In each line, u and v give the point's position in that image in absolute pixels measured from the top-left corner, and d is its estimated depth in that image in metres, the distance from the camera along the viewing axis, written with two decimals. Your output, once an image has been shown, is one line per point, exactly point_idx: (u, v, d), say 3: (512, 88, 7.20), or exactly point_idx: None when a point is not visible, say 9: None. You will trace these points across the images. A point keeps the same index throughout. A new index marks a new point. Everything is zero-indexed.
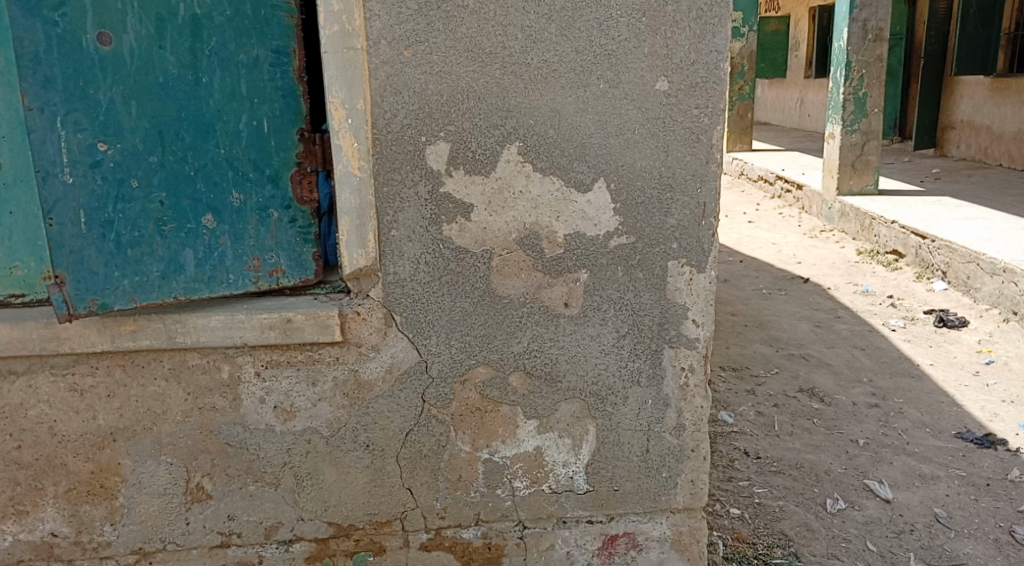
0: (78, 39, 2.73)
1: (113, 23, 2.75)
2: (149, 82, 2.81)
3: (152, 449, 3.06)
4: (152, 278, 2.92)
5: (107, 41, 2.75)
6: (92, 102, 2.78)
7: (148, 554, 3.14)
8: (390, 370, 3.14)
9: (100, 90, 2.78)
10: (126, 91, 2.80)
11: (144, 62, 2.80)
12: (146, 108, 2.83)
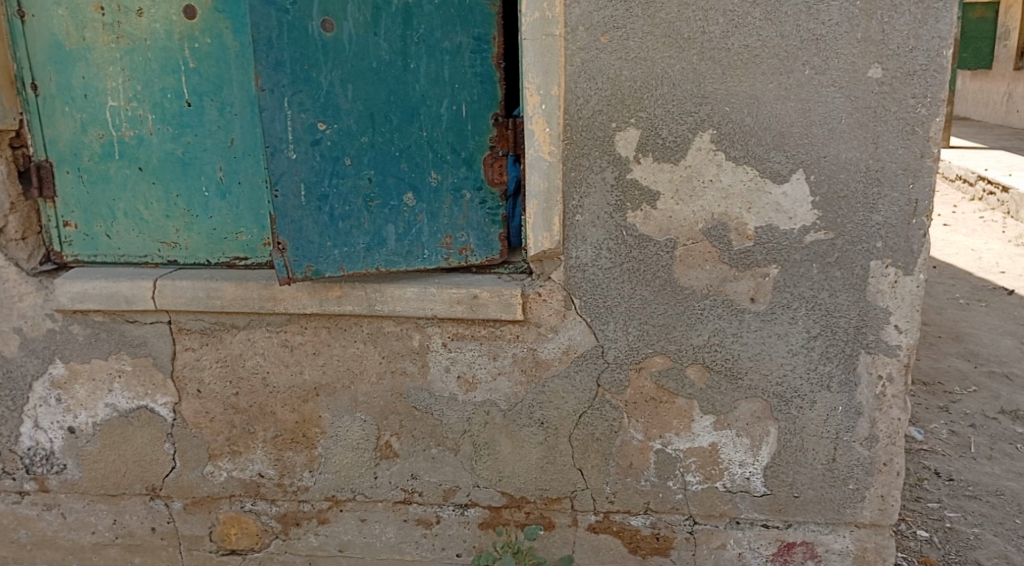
0: (305, 26, 2.96)
1: (336, 12, 2.96)
2: (364, 67, 3.02)
3: (349, 406, 3.31)
4: (358, 249, 3.15)
5: (330, 28, 2.97)
6: (315, 85, 3.01)
7: (340, 502, 3.39)
8: (567, 352, 3.21)
9: (322, 74, 3.00)
10: (344, 74, 3.01)
11: (360, 48, 3.00)
12: (360, 91, 3.04)
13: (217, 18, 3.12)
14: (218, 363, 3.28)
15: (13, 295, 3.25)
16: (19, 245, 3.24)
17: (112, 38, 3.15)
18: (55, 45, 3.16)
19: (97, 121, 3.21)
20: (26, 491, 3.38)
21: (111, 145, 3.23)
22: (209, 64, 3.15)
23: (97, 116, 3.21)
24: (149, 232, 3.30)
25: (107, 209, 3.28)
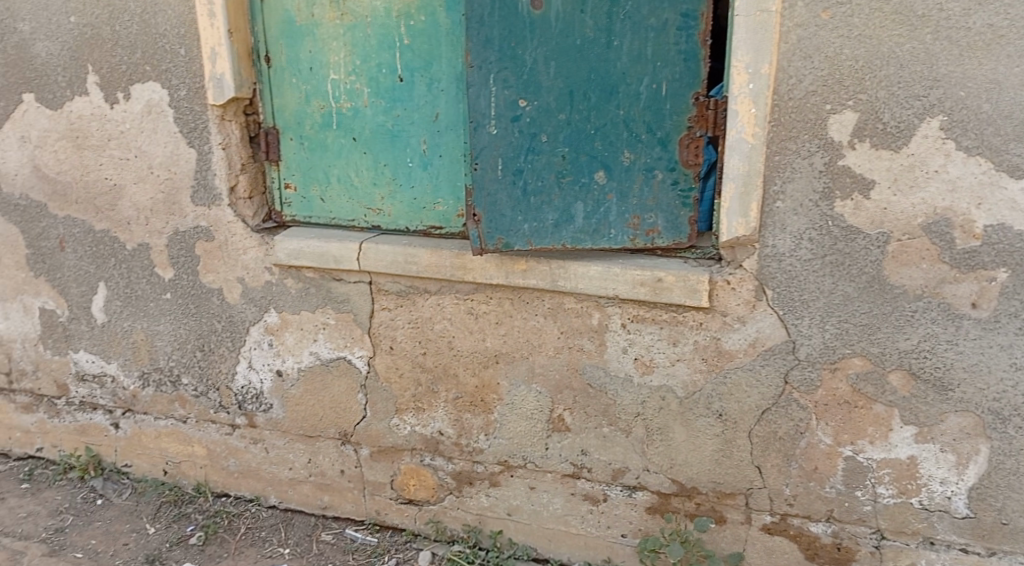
0: (516, 3, 3.01)
1: None
2: (569, 44, 3.03)
3: (526, 376, 3.39)
4: (547, 225, 3.19)
5: (539, 6, 3.01)
6: (520, 62, 3.06)
7: (511, 468, 3.49)
8: (754, 344, 3.09)
9: (527, 51, 3.05)
10: (548, 51, 3.04)
11: (566, 25, 3.02)
12: (563, 68, 3.05)
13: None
14: (410, 324, 3.44)
15: (239, 248, 3.49)
16: (247, 203, 3.48)
17: (338, 15, 3.34)
18: (288, 21, 3.39)
19: (319, 93, 3.43)
20: (237, 424, 3.66)
21: (330, 115, 3.44)
22: (421, 40, 3.29)
23: (318, 87, 3.42)
24: (356, 197, 3.51)
25: (323, 174, 3.52)
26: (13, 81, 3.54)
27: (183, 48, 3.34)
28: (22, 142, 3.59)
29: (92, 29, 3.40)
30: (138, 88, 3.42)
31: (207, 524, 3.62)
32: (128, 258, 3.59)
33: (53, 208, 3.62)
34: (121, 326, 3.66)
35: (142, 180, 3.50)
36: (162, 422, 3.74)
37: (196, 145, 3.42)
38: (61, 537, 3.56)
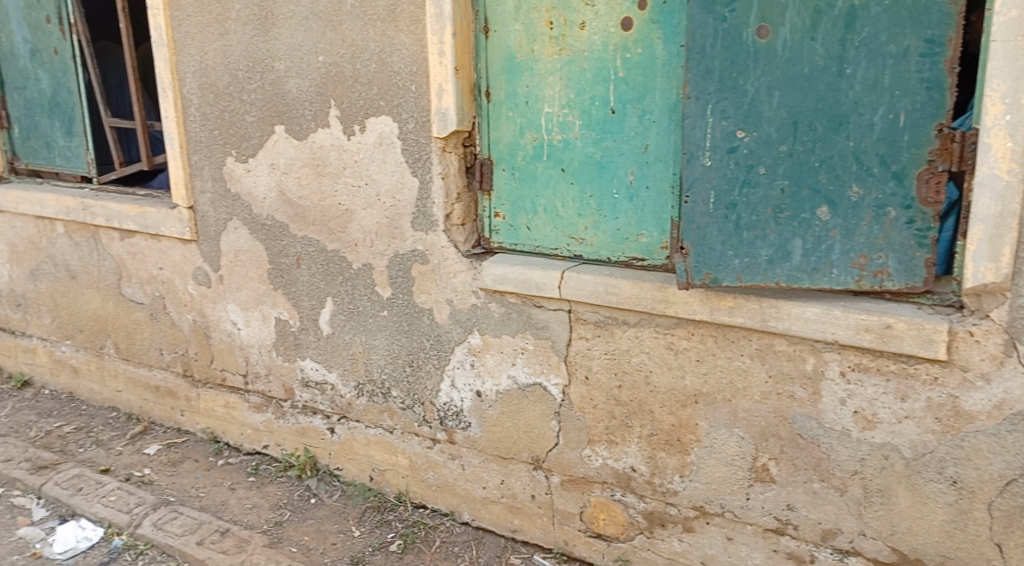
0: (740, 32, 2.87)
1: (774, 17, 2.82)
2: (795, 73, 2.83)
3: (728, 420, 3.23)
4: (760, 261, 3.00)
5: (765, 34, 2.84)
6: (740, 92, 2.91)
7: (707, 514, 3.34)
8: (999, 406, 2.75)
9: (749, 81, 2.89)
10: (772, 81, 2.86)
11: (793, 54, 2.82)
12: (787, 98, 2.85)
13: (650, 29, 3.19)
14: (606, 355, 3.41)
15: (449, 271, 3.63)
16: (459, 230, 3.61)
17: (555, 49, 3.39)
18: (508, 56, 3.49)
19: (533, 125, 3.50)
20: (438, 439, 3.81)
21: (541, 146, 3.50)
22: (636, 72, 3.25)
23: (532, 120, 3.50)
24: (561, 227, 3.54)
25: (530, 205, 3.58)
26: (266, 113, 3.89)
27: (414, 85, 3.52)
28: (271, 168, 3.93)
29: (336, 67, 3.66)
30: (373, 121, 3.64)
31: (406, 533, 3.77)
32: (353, 276, 3.84)
33: (293, 228, 3.94)
34: (343, 338, 3.93)
35: (370, 206, 3.73)
36: (372, 431, 3.96)
37: (420, 174, 3.60)
38: (279, 530, 3.78)
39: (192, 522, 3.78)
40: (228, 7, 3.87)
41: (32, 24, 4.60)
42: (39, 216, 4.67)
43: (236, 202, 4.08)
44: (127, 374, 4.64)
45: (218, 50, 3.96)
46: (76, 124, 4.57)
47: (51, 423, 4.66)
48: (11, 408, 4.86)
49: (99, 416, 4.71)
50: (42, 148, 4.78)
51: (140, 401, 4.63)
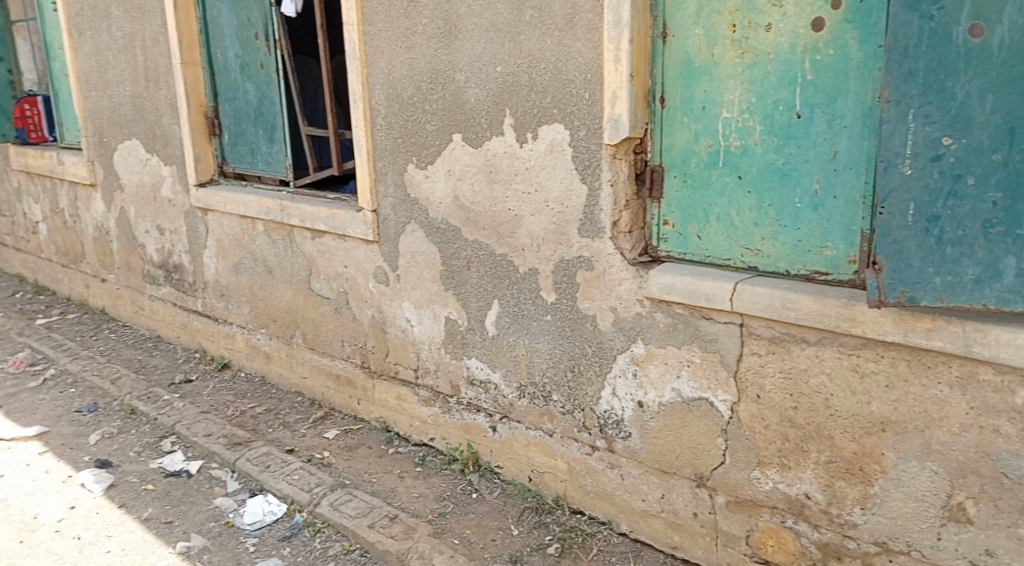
0: (950, 31, 2.50)
1: (990, 13, 2.44)
2: (1013, 75, 2.44)
3: (920, 452, 2.91)
4: (966, 280, 2.62)
5: (979, 33, 2.46)
6: (949, 96, 2.53)
7: (891, 552, 3.04)
8: None
9: (959, 83, 2.51)
10: (985, 84, 2.48)
11: (1013, 53, 2.42)
12: (1004, 102, 2.46)
13: (844, 29, 2.94)
14: (782, 374, 3.17)
15: (615, 279, 3.58)
16: (626, 237, 3.55)
17: (738, 53, 3.19)
18: (686, 61, 3.32)
19: (709, 131, 3.32)
20: (597, 446, 3.79)
21: (717, 154, 3.31)
22: (827, 75, 3.01)
23: (710, 126, 3.31)
24: (735, 236, 3.33)
25: (703, 213, 3.41)
26: (445, 122, 4.04)
27: (588, 91, 3.53)
28: (447, 175, 4.07)
29: (513, 76, 3.75)
30: (545, 129, 3.69)
31: (564, 537, 3.77)
32: (519, 280, 3.90)
33: (464, 232, 4.05)
34: (507, 340, 4.00)
35: (539, 212, 3.77)
36: (532, 432, 3.99)
37: (589, 181, 3.59)
38: (442, 521, 3.88)
39: (364, 506, 3.78)
40: (415, 21, 4.04)
41: (242, 36, 4.79)
42: (242, 216, 4.90)
43: (415, 206, 4.22)
44: (312, 361, 4.84)
45: (405, 63, 4.15)
46: (278, 131, 4.71)
47: (245, 404, 4.89)
48: (208, 388, 5.09)
49: (286, 400, 4.91)
50: (246, 156, 5.01)
51: (324, 388, 4.82)
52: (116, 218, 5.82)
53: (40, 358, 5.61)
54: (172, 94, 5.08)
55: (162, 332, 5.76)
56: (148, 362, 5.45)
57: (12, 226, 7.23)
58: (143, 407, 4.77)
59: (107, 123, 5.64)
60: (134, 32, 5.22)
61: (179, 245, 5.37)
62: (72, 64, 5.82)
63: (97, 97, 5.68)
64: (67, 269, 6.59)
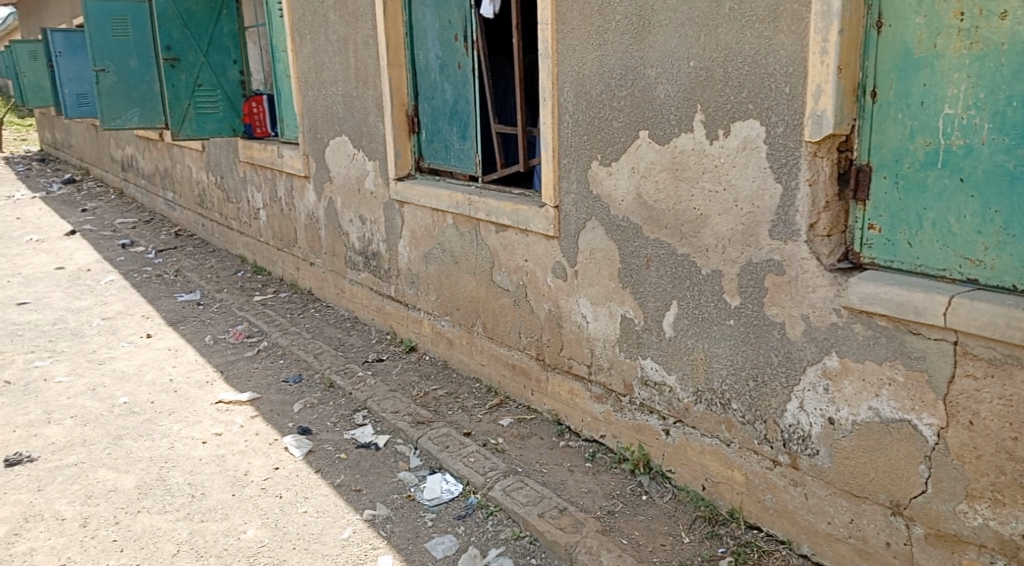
0: None
1: None
2: None
3: None
4: None
5: None
6: None
7: None
8: None
9: None
10: None
11: None
12: None
13: None
14: (1000, 401, 2.48)
15: (808, 285, 2.88)
16: (824, 242, 2.84)
17: (966, 43, 2.47)
18: (903, 53, 2.60)
19: (927, 128, 2.59)
20: (779, 461, 3.09)
21: (935, 153, 2.58)
22: None
23: (925, 122, 2.59)
24: (952, 244, 2.59)
25: (915, 218, 2.66)
26: (632, 118, 3.40)
27: (789, 86, 2.84)
28: (631, 172, 3.43)
29: (707, 72, 3.09)
30: (739, 125, 3.01)
31: (738, 552, 3.10)
32: (701, 282, 3.23)
33: (645, 231, 3.42)
34: (684, 343, 3.33)
35: (726, 212, 3.10)
36: (707, 440, 3.33)
37: (784, 180, 2.90)
38: (611, 519, 3.31)
39: (536, 494, 3.42)
40: (609, 17, 3.43)
41: (443, 38, 3.99)
42: (434, 209, 4.20)
43: (597, 203, 3.59)
44: (491, 351, 4.15)
45: (595, 61, 3.54)
46: (469, 129, 3.96)
47: (427, 385, 4.25)
48: (397, 367, 4.45)
49: (465, 386, 4.24)
50: (440, 153, 4.20)
51: (499, 376, 4.13)
52: (324, 208, 5.16)
53: (257, 331, 5.03)
54: (377, 93, 4.38)
55: (359, 313, 5.05)
56: (346, 340, 4.82)
57: (225, 205, 6.67)
58: (342, 380, 4.30)
59: (322, 119, 4.98)
60: (348, 36, 4.52)
61: (379, 235, 4.67)
62: (293, 64, 5.15)
63: (313, 97, 5.02)
64: (280, 254, 5.90)
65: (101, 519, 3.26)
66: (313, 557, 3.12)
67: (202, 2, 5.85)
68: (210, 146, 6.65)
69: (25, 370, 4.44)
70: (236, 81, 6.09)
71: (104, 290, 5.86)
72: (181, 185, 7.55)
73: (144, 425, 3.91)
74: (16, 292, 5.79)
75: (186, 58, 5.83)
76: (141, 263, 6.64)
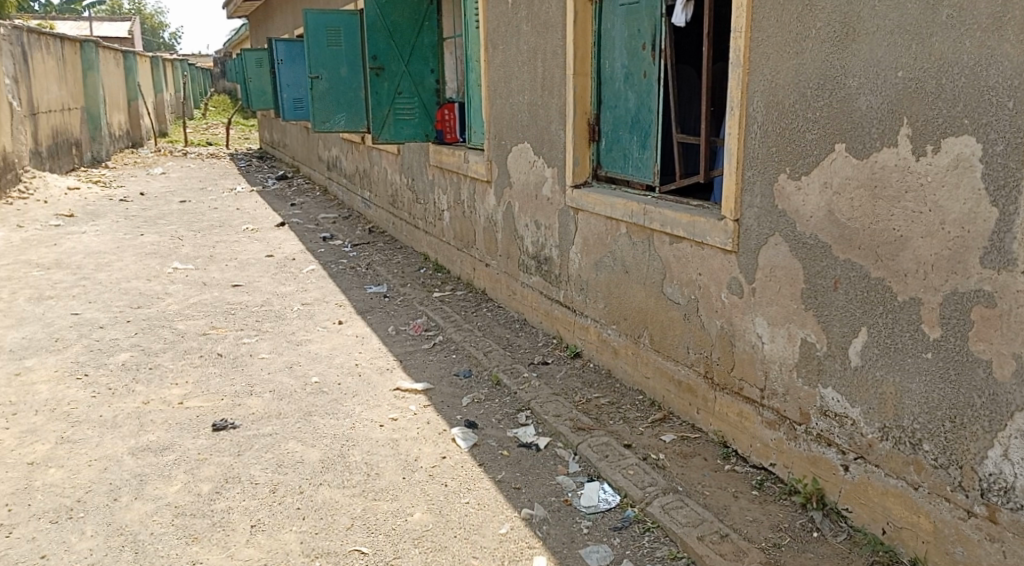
0: None
1: None
2: None
3: None
4: None
5: None
6: None
7: None
8: None
9: None
10: None
11: None
12: None
13: None
14: None
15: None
16: None
17: None
18: None
19: None
20: (974, 512, 2.78)
21: None
22: None
23: None
24: None
25: None
26: (828, 130, 3.14)
27: (1013, 101, 2.56)
28: (823, 187, 3.18)
29: (917, 84, 2.80)
30: (951, 141, 2.73)
31: None
32: (896, 309, 2.96)
33: (835, 250, 3.17)
34: (872, 374, 3.06)
35: (931, 235, 2.82)
36: (891, 481, 3.04)
37: (1001, 204, 2.61)
38: (776, 553, 3.10)
39: (696, 516, 3.28)
40: (809, 24, 3.16)
41: (631, 47, 3.99)
42: (609, 218, 4.19)
43: (782, 219, 3.38)
44: (658, 365, 4.06)
45: (791, 70, 3.28)
46: (650, 138, 3.93)
47: (589, 392, 4.26)
48: (561, 372, 4.49)
49: (628, 397, 4.19)
50: (618, 162, 4.20)
51: (663, 390, 4.05)
52: (503, 212, 5.31)
53: (434, 326, 5.27)
54: (561, 101, 4.45)
55: (528, 315, 5.15)
56: (514, 340, 4.94)
57: (414, 206, 7.03)
58: (508, 380, 4.42)
59: (506, 127, 5.14)
60: (538, 46, 4.63)
61: (552, 240, 4.74)
62: (484, 73, 5.35)
63: (500, 104, 5.19)
64: (459, 254, 6.13)
65: (288, 487, 3.51)
66: (472, 547, 3.16)
67: (406, 13, 6.17)
68: (405, 150, 7.05)
69: (235, 346, 4.92)
70: (432, 89, 6.37)
71: (305, 278, 6.36)
72: (377, 185, 8.05)
73: (330, 404, 4.21)
74: (233, 275, 6.42)
75: (389, 67, 6.18)
76: (338, 255, 7.15)
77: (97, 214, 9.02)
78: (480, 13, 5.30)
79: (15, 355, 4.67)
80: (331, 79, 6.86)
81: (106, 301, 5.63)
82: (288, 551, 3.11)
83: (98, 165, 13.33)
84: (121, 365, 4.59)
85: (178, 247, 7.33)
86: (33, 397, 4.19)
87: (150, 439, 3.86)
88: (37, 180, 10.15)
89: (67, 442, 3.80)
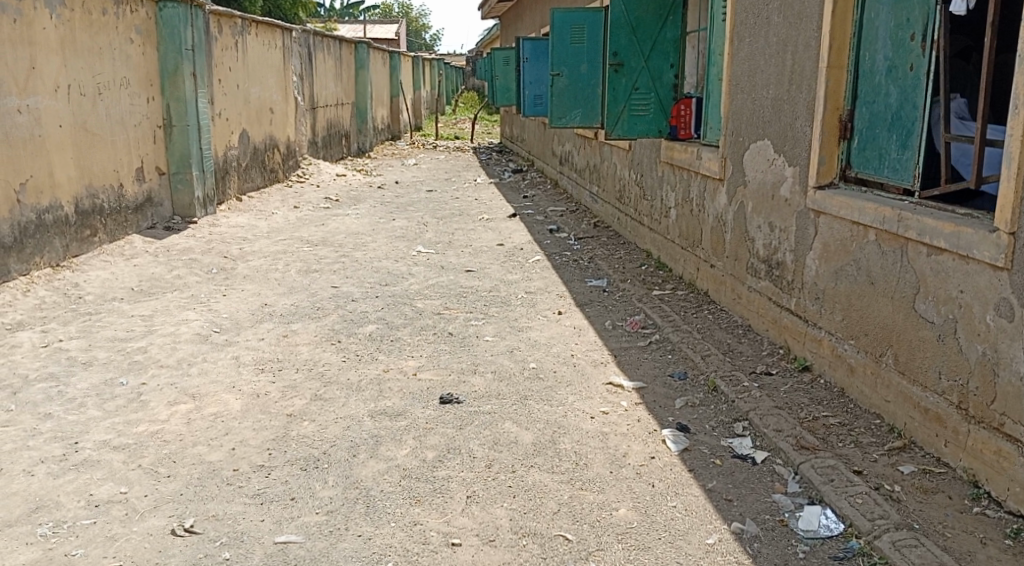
0: None
1: None
2: None
3: None
4: None
5: None
6: None
7: None
8: None
9: None
10: None
11: None
12: None
13: None
14: None
15: None
16: None
17: None
18: None
19: None
20: None
21: None
22: None
23: None
24: None
25: None
26: None
27: None
28: None
29: None
30: None
31: None
32: None
33: None
34: None
35: None
36: None
37: None
38: None
39: (933, 558, 2.88)
40: None
41: (897, 38, 3.66)
42: (855, 223, 3.88)
43: None
44: (901, 389, 3.67)
45: None
46: (914, 137, 3.59)
47: (817, 410, 3.96)
48: (786, 385, 4.22)
49: (862, 419, 3.84)
50: (871, 162, 3.87)
51: (906, 418, 3.64)
52: (734, 211, 5.11)
53: (652, 324, 5.20)
54: (810, 96, 4.18)
55: (754, 321, 4.91)
56: (736, 346, 4.74)
57: (641, 202, 6.98)
58: (726, 387, 4.25)
59: (746, 122, 4.93)
60: (789, 38, 4.39)
61: (787, 244, 4.48)
62: (728, 67, 5.17)
63: (741, 99, 5.00)
64: (684, 253, 5.99)
65: (502, 464, 3.64)
66: (676, 552, 3.06)
67: (651, 7, 6.10)
68: (638, 145, 7.03)
69: (464, 326, 5.20)
70: (670, 84, 6.28)
71: (531, 267, 6.56)
72: (606, 180, 8.10)
73: (545, 390, 4.32)
74: (467, 260, 6.79)
75: (629, 63, 6.17)
76: (563, 247, 7.29)
77: (358, 198, 9.93)
78: (729, 5, 5.11)
79: (285, 319, 5.28)
80: (571, 75, 7.06)
81: (360, 277, 6.20)
82: (498, 526, 3.22)
83: (364, 155, 14.65)
84: (368, 336, 5.03)
85: (423, 232, 7.86)
86: (296, 356, 4.73)
87: (387, 404, 4.19)
88: (312, 166, 11.41)
89: (319, 400, 4.24)
